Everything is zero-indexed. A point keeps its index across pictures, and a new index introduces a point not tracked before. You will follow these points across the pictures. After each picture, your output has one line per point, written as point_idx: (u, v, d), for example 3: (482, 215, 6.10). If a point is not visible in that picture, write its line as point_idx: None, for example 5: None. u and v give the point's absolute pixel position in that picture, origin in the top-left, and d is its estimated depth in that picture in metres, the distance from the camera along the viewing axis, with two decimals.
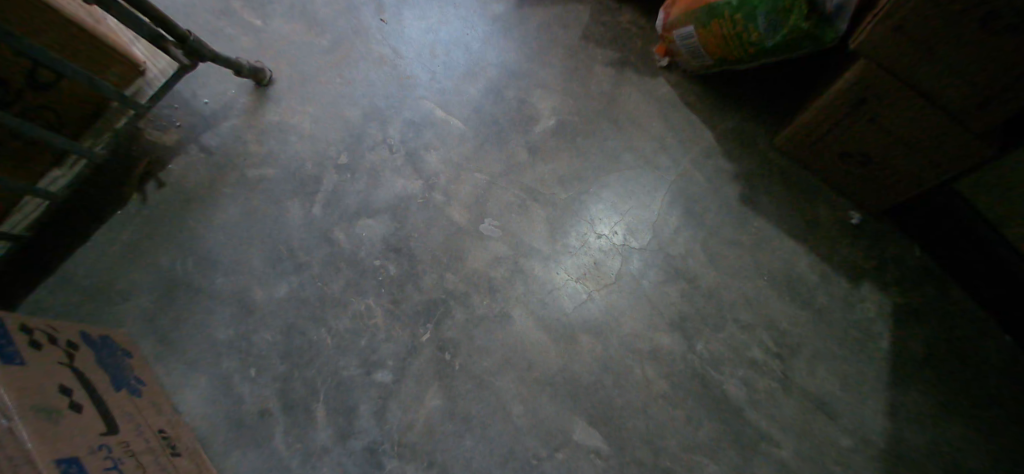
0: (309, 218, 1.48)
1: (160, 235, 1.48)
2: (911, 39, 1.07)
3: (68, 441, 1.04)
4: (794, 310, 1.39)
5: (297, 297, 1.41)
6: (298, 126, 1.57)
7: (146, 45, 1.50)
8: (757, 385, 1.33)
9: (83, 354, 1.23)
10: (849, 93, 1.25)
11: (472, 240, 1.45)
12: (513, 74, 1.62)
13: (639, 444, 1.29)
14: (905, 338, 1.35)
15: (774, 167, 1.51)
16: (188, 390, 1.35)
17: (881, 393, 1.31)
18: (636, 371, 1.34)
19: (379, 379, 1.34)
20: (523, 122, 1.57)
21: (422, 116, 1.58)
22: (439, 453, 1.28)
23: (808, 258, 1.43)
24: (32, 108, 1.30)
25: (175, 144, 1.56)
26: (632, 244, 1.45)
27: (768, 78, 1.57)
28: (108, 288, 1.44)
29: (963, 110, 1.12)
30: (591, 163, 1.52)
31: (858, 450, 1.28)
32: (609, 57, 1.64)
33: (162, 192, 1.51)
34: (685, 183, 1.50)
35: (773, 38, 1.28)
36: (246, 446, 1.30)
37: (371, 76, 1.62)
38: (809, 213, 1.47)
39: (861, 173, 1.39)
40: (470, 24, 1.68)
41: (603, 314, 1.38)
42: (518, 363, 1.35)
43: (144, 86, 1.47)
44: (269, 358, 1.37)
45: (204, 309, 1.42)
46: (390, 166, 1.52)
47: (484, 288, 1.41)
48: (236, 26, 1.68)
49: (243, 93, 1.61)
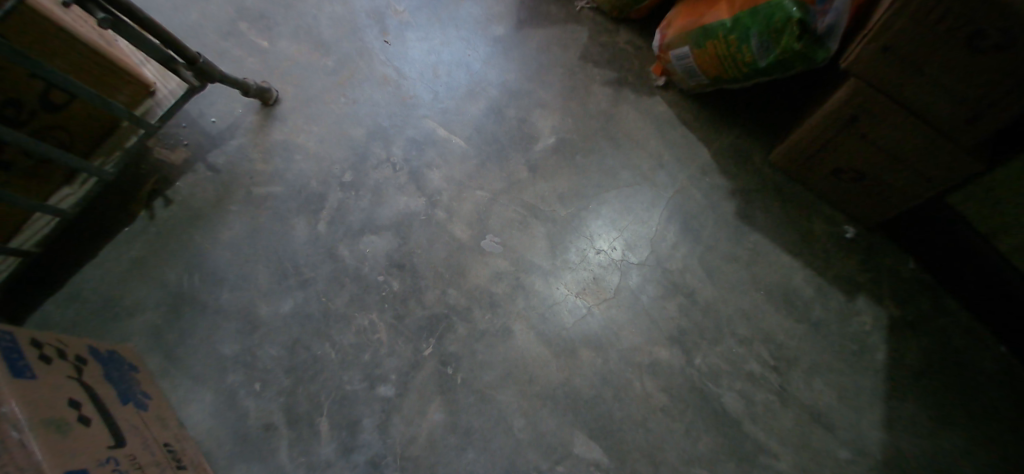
0: (313, 234, 1.51)
1: (168, 252, 1.51)
2: (900, 58, 1.11)
3: (78, 453, 1.06)
4: (790, 324, 1.41)
5: (302, 312, 1.44)
6: (303, 144, 1.61)
7: (157, 67, 1.53)
8: (754, 397, 1.35)
9: (91, 368, 1.25)
10: (841, 111, 1.28)
11: (474, 256, 1.48)
12: (513, 93, 1.66)
13: (639, 457, 1.30)
14: (900, 350, 1.37)
15: (770, 183, 1.54)
16: (194, 404, 1.37)
17: (877, 405, 1.33)
18: (636, 385, 1.36)
19: (382, 393, 1.36)
20: (522, 140, 1.61)
21: (424, 135, 1.62)
22: (441, 467, 1.30)
23: (804, 272, 1.46)
24: (43, 127, 1.33)
25: (183, 163, 1.60)
26: (631, 259, 1.47)
27: (763, 96, 1.62)
28: (116, 304, 1.46)
29: (952, 127, 1.15)
30: (590, 180, 1.56)
31: (856, 462, 1.29)
32: (606, 76, 1.68)
33: (170, 209, 1.55)
34: (682, 199, 1.53)
35: (766, 58, 1.31)
36: (251, 459, 1.32)
37: (375, 96, 1.66)
38: (805, 228, 1.50)
39: (855, 189, 1.42)
40: (472, 45, 1.73)
41: (603, 329, 1.41)
42: (519, 377, 1.37)
43: (154, 106, 1.50)
44: (274, 373, 1.39)
45: (210, 324, 1.44)
46: (394, 184, 1.56)
47: (486, 303, 1.43)
48: (244, 48, 1.73)
49: (250, 112, 1.65)
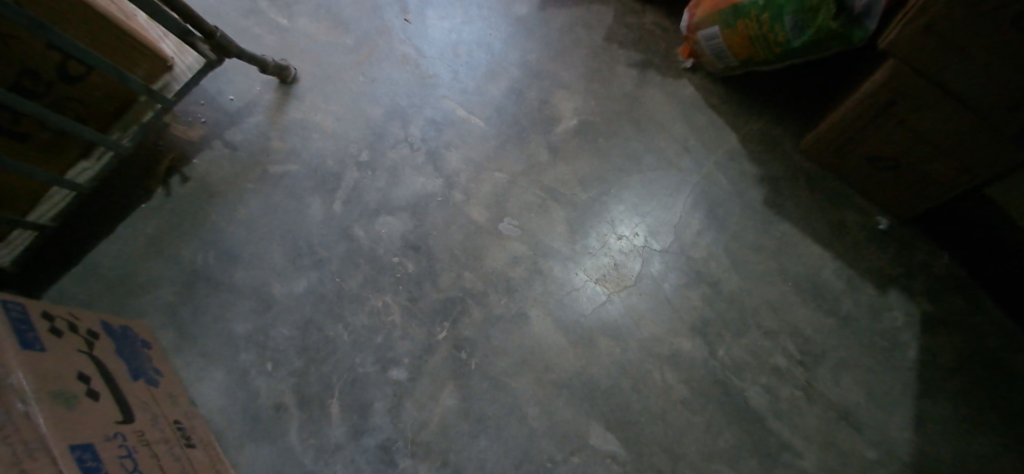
0: (328, 213, 1.48)
1: (184, 229, 1.49)
2: (942, 40, 1.05)
3: (84, 427, 1.03)
4: (820, 318, 1.35)
5: (316, 293, 1.41)
6: (320, 123, 1.58)
7: (176, 41, 1.50)
8: (779, 393, 1.29)
9: (103, 343, 1.23)
10: (878, 95, 1.21)
11: (491, 239, 1.44)
12: (535, 74, 1.62)
13: (657, 451, 1.26)
14: (935, 349, 1.31)
15: (800, 171, 1.48)
16: (205, 383, 1.36)
17: (909, 406, 1.27)
18: (656, 376, 1.31)
19: (394, 376, 1.33)
20: (544, 121, 1.56)
21: (443, 116, 1.58)
22: (454, 453, 1.27)
23: (834, 264, 1.39)
24: (59, 99, 1.31)
25: (200, 139, 1.58)
26: (653, 246, 1.43)
27: (793, 79, 1.56)
28: (130, 281, 1.45)
29: (995, 113, 1.08)
30: (613, 164, 1.51)
31: (884, 464, 1.23)
32: (632, 58, 1.63)
33: (187, 186, 1.53)
34: (708, 186, 1.48)
35: (800, 38, 1.25)
36: (261, 440, 1.30)
37: (393, 75, 1.63)
38: (836, 218, 1.44)
39: (888, 178, 1.36)
40: (493, 24, 1.69)
41: (623, 317, 1.36)
42: (536, 364, 1.33)
43: (171, 81, 1.47)
44: (286, 353, 1.37)
45: (223, 301, 1.42)
46: (411, 164, 1.53)
47: (502, 288, 1.40)
48: (263, 26, 1.70)
49: (268, 90, 1.63)
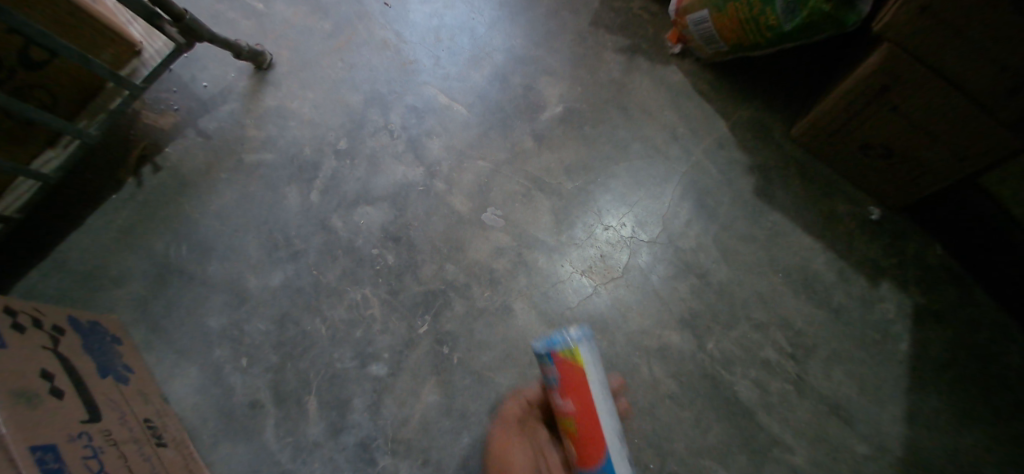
0: (305, 204, 1.44)
1: (156, 220, 1.44)
2: (937, 22, 1.01)
3: (47, 427, 0.98)
4: (810, 310, 1.32)
5: (292, 286, 1.36)
6: (297, 111, 1.53)
7: (145, 26, 1.44)
8: (769, 386, 1.26)
9: (70, 339, 1.18)
10: (871, 80, 1.18)
11: (474, 230, 1.40)
12: (520, 60, 1.57)
13: (645, 446, 1.23)
14: (927, 342, 1.28)
15: (791, 159, 1.45)
16: (179, 379, 1.31)
17: (901, 399, 1.24)
18: (643, 370, 1.28)
19: (374, 372, 1.29)
20: (528, 109, 1.52)
21: (424, 102, 1.53)
22: (435, 450, 1.23)
23: (825, 255, 1.36)
24: (22, 86, 1.25)
25: (172, 128, 1.52)
26: (641, 237, 1.39)
27: (784, 65, 1.52)
28: (100, 275, 1.39)
29: (990, 98, 1.05)
30: (600, 153, 1.47)
31: (875, 458, 1.21)
32: (620, 43, 1.59)
33: (159, 176, 1.47)
34: (697, 175, 1.44)
35: (791, 21, 1.21)
36: (236, 438, 1.25)
37: (372, 61, 1.58)
38: (828, 207, 1.40)
39: (880, 166, 1.32)
40: (476, 8, 1.63)
41: (610, 310, 1.32)
42: (520, 358, 1.29)
43: (139, 66, 1.42)
44: (262, 348, 1.32)
45: (197, 295, 1.37)
46: (391, 152, 1.48)
47: (485, 280, 1.35)
48: (238, 10, 1.64)
49: (243, 76, 1.57)
